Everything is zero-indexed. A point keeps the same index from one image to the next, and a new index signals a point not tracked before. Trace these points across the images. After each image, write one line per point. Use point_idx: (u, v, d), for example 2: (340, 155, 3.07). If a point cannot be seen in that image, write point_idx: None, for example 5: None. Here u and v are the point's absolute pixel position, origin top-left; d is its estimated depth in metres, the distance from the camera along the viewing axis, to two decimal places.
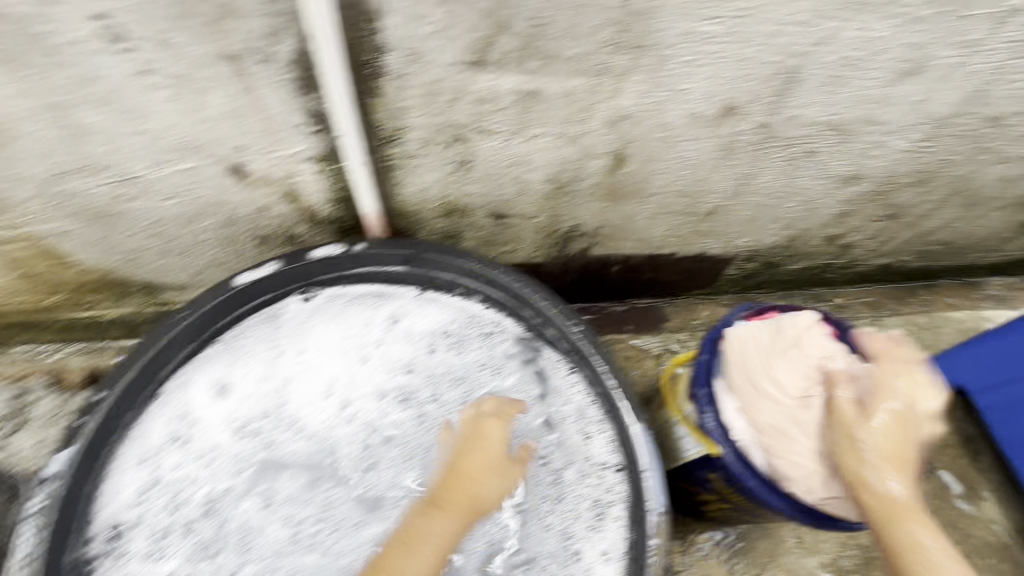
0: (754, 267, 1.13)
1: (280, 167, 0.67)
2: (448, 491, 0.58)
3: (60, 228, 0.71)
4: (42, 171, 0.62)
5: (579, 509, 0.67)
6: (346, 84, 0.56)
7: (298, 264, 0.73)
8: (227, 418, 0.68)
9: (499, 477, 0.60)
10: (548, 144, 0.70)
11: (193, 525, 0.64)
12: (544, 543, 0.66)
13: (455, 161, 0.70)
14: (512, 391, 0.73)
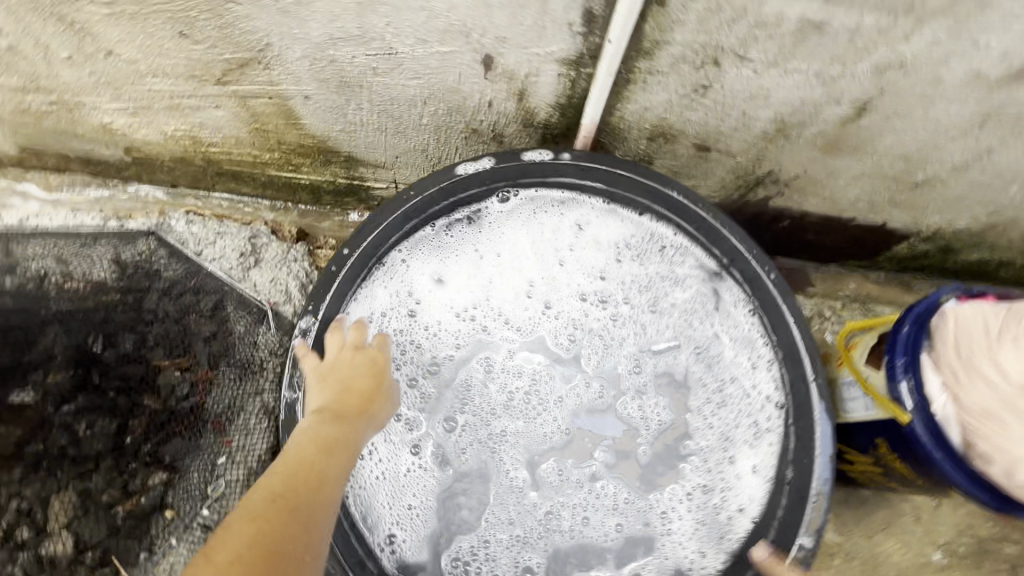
0: (927, 252, 1.05)
1: (528, 63, 0.68)
2: (342, 399, 0.64)
3: (306, 92, 0.77)
4: (321, 34, 0.66)
5: (737, 425, 0.75)
6: None
7: (507, 163, 0.74)
8: (445, 303, 0.79)
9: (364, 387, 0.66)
10: (798, 82, 0.67)
11: (418, 381, 0.76)
12: (703, 443, 0.76)
13: (695, 84, 0.69)
14: (690, 311, 0.78)
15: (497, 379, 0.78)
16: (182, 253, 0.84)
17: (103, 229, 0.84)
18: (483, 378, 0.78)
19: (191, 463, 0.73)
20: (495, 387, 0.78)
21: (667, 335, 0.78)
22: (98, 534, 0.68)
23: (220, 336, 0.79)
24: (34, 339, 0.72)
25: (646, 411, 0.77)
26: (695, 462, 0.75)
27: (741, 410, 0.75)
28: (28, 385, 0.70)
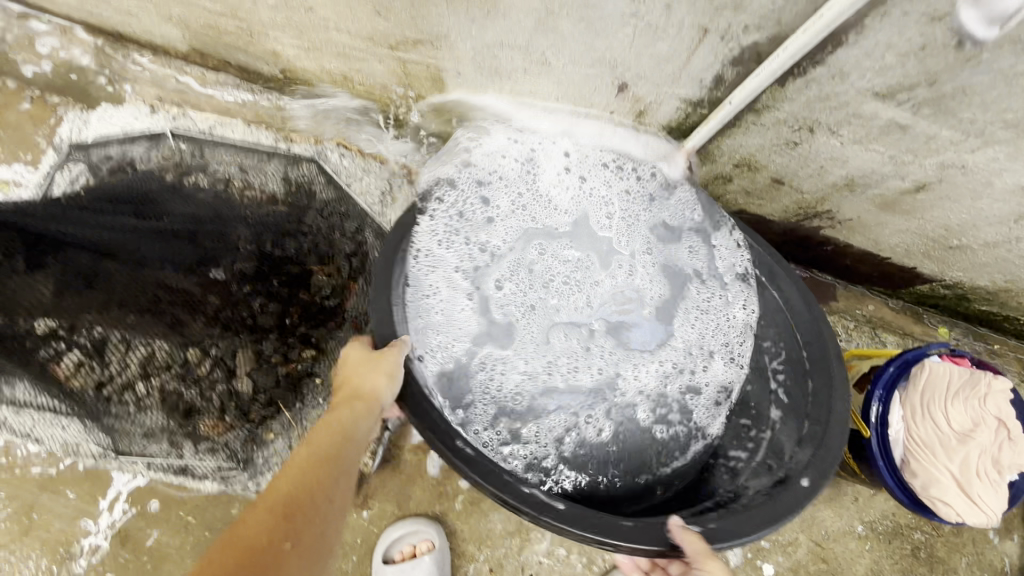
0: (944, 295, 1.21)
1: (655, 95, 0.81)
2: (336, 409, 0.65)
3: (458, 70, 0.90)
4: (492, 38, 0.79)
5: (717, 342, 0.94)
6: (764, 81, 0.67)
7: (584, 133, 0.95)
8: (507, 206, 0.97)
9: (370, 374, 0.67)
10: (874, 157, 0.79)
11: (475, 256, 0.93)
12: (686, 345, 0.95)
13: (788, 139, 0.82)
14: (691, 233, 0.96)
15: (544, 270, 0.97)
16: (336, 181, 1.00)
17: (274, 147, 0.99)
18: (536, 263, 0.97)
19: (333, 347, 0.96)
20: (541, 274, 0.96)
21: (672, 248, 0.98)
22: (267, 383, 0.94)
23: (360, 256, 1.00)
24: (228, 228, 0.93)
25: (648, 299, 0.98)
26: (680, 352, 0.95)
27: (721, 319, 0.94)
28: (222, 266, 0.92)
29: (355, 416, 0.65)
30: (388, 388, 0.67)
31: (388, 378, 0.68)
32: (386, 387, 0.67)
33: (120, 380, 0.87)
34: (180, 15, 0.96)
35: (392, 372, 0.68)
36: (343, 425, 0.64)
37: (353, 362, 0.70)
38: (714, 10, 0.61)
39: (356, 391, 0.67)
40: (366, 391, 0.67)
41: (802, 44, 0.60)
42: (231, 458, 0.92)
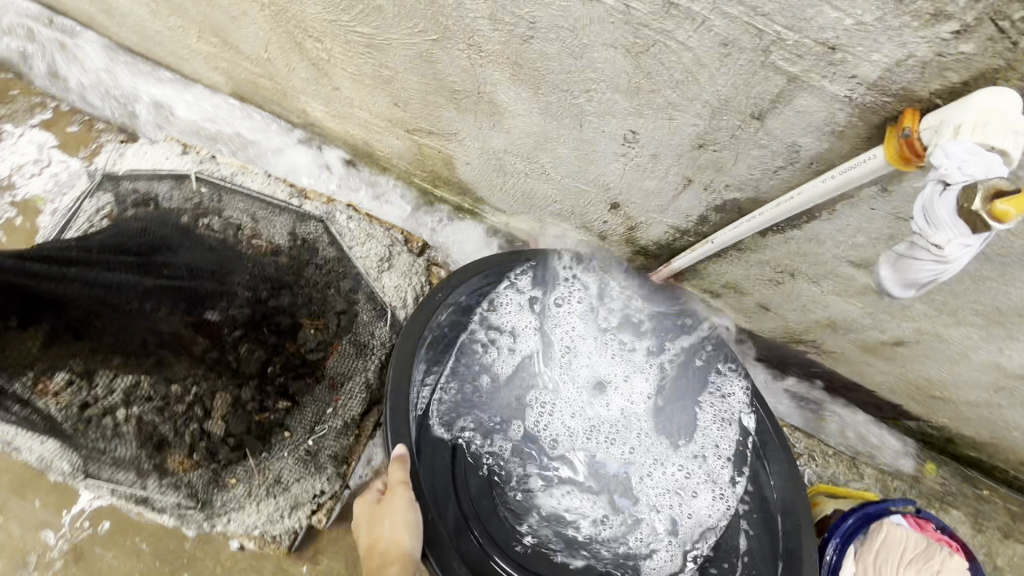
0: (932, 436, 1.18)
1: (646, 216, 0.83)
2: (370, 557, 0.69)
3: (467, 160, 0.94)
4: (497, 144, 0.83)
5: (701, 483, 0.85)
6: (737, 235, 0.70)
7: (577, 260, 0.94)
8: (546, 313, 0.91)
9: (393, 528, 0.68)
10: (854, 308, 0.80)
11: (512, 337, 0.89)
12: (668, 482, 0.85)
13: (771, 276, 0.83)
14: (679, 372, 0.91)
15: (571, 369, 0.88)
16: (339, 241, 1.07)
17: (287, 204, 1.08)
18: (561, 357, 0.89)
19: (308, 402, 1.00)
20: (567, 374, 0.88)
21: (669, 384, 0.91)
22: (238, 429, 0.96)
23: (349, 314, 1.04)
24: (229, 274, 0.95)
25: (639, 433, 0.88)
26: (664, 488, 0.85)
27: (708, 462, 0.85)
28: (215, 309, 0.92)
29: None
30: (411, 539, 0.67)
31: (404, 529, 0.68)
32: (409, 544, 0.67)
33: (102, 405, 0.91)
34: (223, 71, 1.04)
35: (407, 524, 0.68)
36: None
37: (368, 520, 0.72)
38: (697, 167, 0.64)
39: (377, 557, 0.66)
40: (390, 547, 0.67)
41: (766, 217, 0.63)
42: (191, 497, 0.95)
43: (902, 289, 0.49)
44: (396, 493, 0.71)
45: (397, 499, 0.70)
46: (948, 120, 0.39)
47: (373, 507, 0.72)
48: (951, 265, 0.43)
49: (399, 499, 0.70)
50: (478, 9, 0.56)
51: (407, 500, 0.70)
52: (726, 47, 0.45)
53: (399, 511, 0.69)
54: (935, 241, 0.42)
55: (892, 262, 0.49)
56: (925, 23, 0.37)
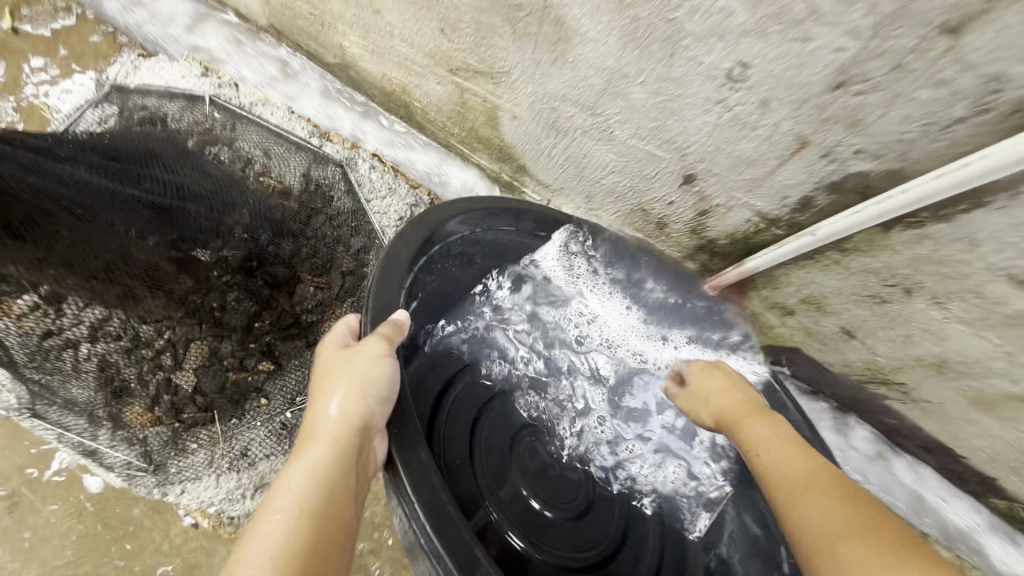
0: None
1: (723, 198, 0.68)
2: (308, 419, 0.54)
3: (514, 113, 0.81)
4: (555, 88, 0.69)
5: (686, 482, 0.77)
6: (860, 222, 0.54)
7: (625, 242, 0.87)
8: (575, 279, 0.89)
9: (351, 391, 0.53)
10: (979, 344, 0.63)
11: (547, 298, 0.88)
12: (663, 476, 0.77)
13: (873, 292, 0.66)
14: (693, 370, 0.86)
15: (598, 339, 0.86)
16: (356, 192, 0.98)
17: (305, 144, 1.00)
18: (588, 327, 0.87)
19: (293, 367, 0.88)
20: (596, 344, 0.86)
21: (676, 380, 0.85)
22: (212, 388, 0.83)
23: (355, 277, 0.93)
24: (230, 210, 0.81)
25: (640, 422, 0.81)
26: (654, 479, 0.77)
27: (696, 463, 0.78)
28: (208, 248, 0.78)
29: (329, 454, 0.50)
30: (366, 402, 0.54)
31: (358, 386, 0.54)
32: (361, 405, 0.53)
33: (65, 336, 0.76)
34: None
35: (364, 380, 0.54)
36: (316, 470, 0.49)
37: (324, 368, 0.58)
38: (825, 121, 0.48)
39: (321, 421, 0.53)
40: (339, 416, 0.52)
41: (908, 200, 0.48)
42: (144, 457, 0.82)
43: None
44: (366, 345, 0.57)
45: (366, 351, 0.56)
46: None
47: (333, 359, 0.58)
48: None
49: (365, 355, 0.56)
50: None
51: (382, 353, 0.57)
52: None
53: (358, 368, 0.55)
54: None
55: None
56: None
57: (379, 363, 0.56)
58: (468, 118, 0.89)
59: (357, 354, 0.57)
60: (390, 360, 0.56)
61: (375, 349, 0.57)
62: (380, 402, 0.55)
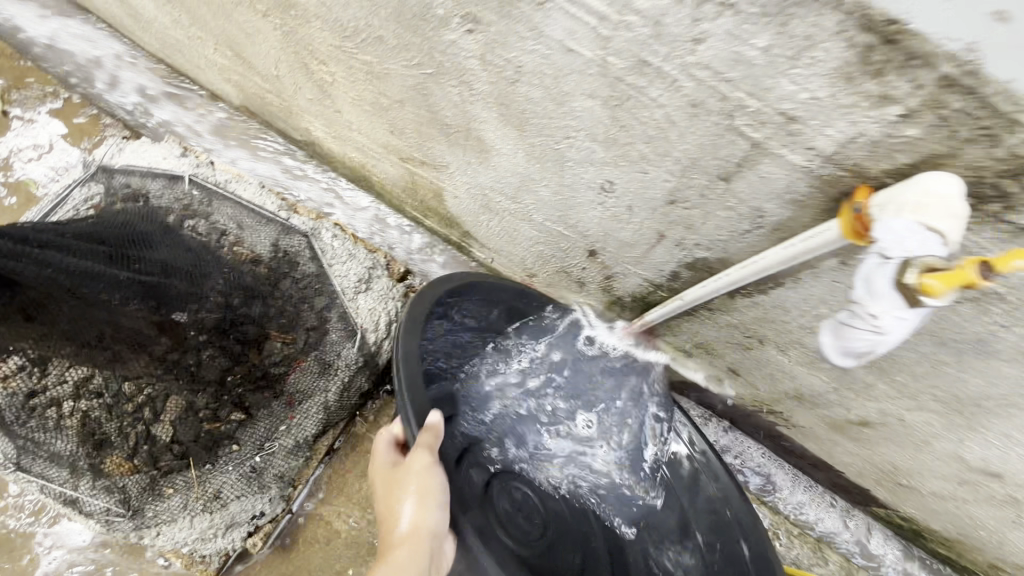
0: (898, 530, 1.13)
1: (621, 267, 0.84)
2: (387, 524, 0.68)
3: (454, 192, 0.96)
4: (484, 179, 0.84)
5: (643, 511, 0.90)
6: (705, 293, 0.70)
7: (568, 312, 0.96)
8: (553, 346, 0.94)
9: (415, 495, 0.66)
10: (819, 382, 0.79)
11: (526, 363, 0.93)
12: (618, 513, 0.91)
13: (739, 340, 0.83)
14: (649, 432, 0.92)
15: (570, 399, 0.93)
16: (320, 258, 1.09)
17: (275, 217, 1.11)
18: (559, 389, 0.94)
19: (262, 416, 0.98)
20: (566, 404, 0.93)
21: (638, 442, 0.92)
22: (187, 436, 0.92)
23: (318, 331, 1.03)
24: (205, 276, 0.91)
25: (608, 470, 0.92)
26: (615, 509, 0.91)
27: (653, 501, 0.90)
28: (186, 310, 0.86)
29: (406, 553, 0.63)
30: (431, 510, 0.66)
31: (417, 496, 0.66)
32: (427, 515, 0.65)
33: (50, 395, 0.84)
34: (238, 81, 1.08)
35: (424, 491, 0.66)
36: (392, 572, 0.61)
37: (383, 482, 0.71)
38: (672, 222, 0.64)
39: (400, 526, 0.65)
40: (412, 524, 0.65)
41: (724, 283, 0.65)
42: (122, 504, 0.90)
43: (839, 362, 0.48)
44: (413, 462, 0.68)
45: (417, 465, 0.67)
46: (892, 200, 0.38)
47: (388, 477, 0.70)
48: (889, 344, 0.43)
49: (415, 471, 0.67)
50: (471, 49, 0.57)
51: (429, 465, 0.68)
52: (695, 106, 0.46)
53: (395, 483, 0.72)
54: (875, 315, 0.41)
55: (828, 333, 0.48)
56: (879, 102, 0.37)
57: (430, 472, 0.67)
58: (418, 192, 1.04)
59: (411, 468, 0.68)
60: (437, 470, 0.68)
61: (421, 462, 0.67)
62: (434, 509, 0.66)
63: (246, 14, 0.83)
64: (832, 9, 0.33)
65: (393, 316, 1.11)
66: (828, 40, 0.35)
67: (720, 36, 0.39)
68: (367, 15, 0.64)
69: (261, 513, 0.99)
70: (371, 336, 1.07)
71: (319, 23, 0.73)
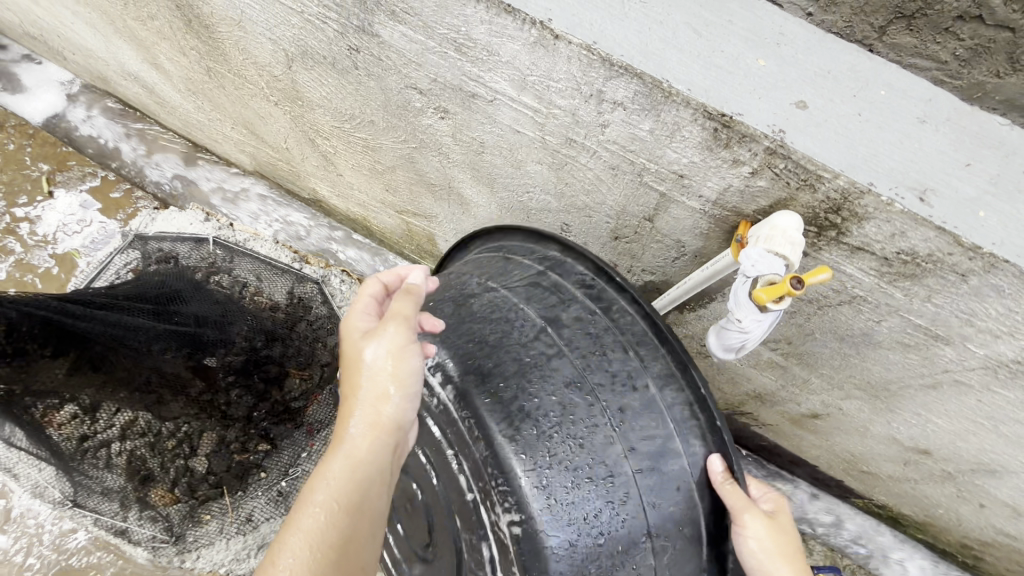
0: None
1: None
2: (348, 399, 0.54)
3: (445, 237, 1.10)
4: (467, 226, 0.98)
5: None
6: None
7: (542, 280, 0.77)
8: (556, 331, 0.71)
9: (399, 359, 0.54)
10: (769, 381, 0.91)
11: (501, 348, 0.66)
12: None
13: (698, 349, 0.94)
14: None
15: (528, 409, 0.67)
16: (330, 301, 1.22)
17: (290, 267, 1.24)
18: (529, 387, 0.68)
19: (285, 445, 1.10)
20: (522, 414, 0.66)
21: None
22: (220, 467, 1.04)
23: (332, 367, 1.15)
24: (229, 323, 1.03)
25: None
26: None
27: None
28: (215, 355, 0.99)
29: (367, 446, 0.52)
30: (398, 404, 0.54)
31: (387, 381, 0.54)
32: (392, 405, 0.54)
33: (99, 438, 0.96)
34: (255, 152, 1.25)
35: (393, 372, 0.54)
36: (353, 461, 0.51)
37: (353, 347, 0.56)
38: (620, 254, 0.78)
39: (366, 407, 0.53)
40: (370, 414, 0.53)
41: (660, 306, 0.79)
42: (167, 530, 1.02)
43: (722, 353, 0.59)
44: (387, 332, 0.55)
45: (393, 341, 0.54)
46: (755, 234, 0.51)
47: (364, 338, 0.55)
48: (753, 337, 0.55)
49: (391, 349, 0.54)
50: (444, 130, 0.72)
51: (406, 343, 0.55)
52: (613, 169, 0.60)
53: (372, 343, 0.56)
54: (739, 320, 0.53)
55: (715, 331, 0.59)
56: (733, 164, 0.51)
57: (408, 352, 0.55)
58: (414, 238, 1.19)
59: (384, 345, 0.54)
60: (415, 351, 0.55)
61: (397, 341, 0.54)
62: (405, 398, 0.55)
63: (260, 103, 0.99)
64: (686, 106, 0.48)
65: None
66: (689, 125, 0.49)
67: (618, 123, 0.53)
68: (360, 106, 0.79)
69: None
70: None
71: (321, 110, 0.88)
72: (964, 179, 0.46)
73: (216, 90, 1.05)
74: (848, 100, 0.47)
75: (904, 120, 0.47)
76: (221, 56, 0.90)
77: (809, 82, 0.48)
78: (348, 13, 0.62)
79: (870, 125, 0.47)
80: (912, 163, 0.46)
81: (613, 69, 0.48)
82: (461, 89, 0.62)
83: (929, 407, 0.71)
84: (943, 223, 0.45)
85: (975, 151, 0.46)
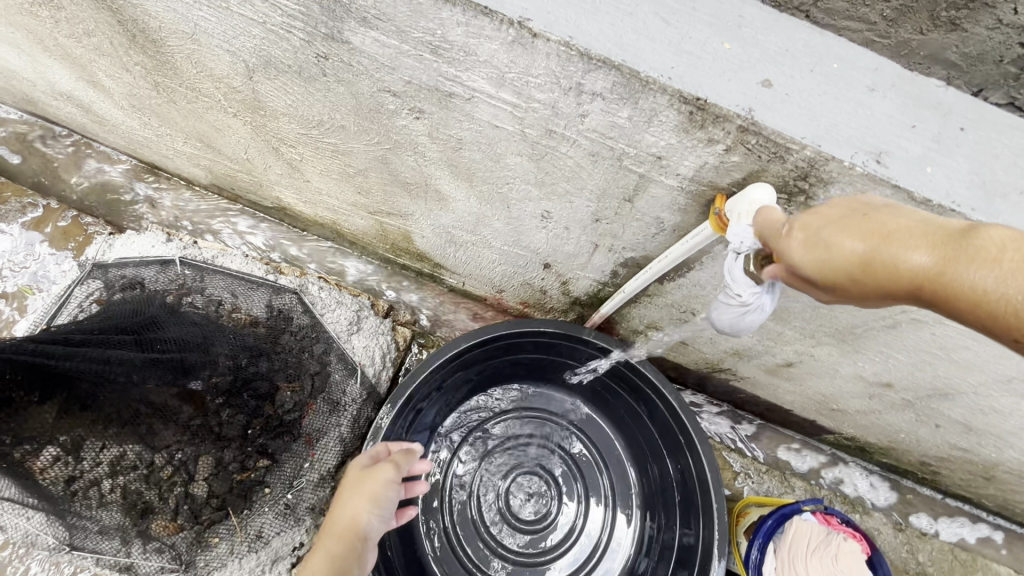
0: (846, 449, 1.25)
1: (573, 272, 1.00)
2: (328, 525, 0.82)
3: (423, 234, 1.10)
4: (447, 221, 0.99)
5: (613, 459, 1.19)
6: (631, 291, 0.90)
7: (463, 358, 1.05)
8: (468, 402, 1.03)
9: (369, 490, 0.82)
10: (745, 338, 0.97)
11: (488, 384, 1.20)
12: (584, 457, 1.19)
13: (677, 317, 1.00)
14: (588, 415, 1.22)
15: (521, 398, 1.22)
16: (312, 309, 1.19)
17: (264, 280, 1.21)
18: (513, 391, 1.22)
19: (286, 458, 1.08)
20: (518, 401, 1.22)
21: (589, 422, 1.21)
22: (221, 489, 1.02)
23: (322, 375, 1.13)
24: (211, 345, 1.00)
25: (568, 438, 1.20)
26: (588, 463, 1.19)
27: (611, 449, 1.20)
28: (200, 378, 0.97)
29: (340, 549, 0.78)
30: (371, 519, 0.82)
31: (369, 503, 0.82)
32: (369, 518, 0.81)
33: (88, 477, 0.88)
34: (214, 168, 1.21)
35: (373, 497, 0.82)
36: (330, 563, 0.76)
37: (348, 481, 0.85)
38: (601, 234, 0.81)
39: (344, 523, 0.81)
40: (349, 522, 0.80)
41: (639, 283, 0.85)
42: (175, 560, 1.00)
43: (732, 330, 0.64)
44: (381, 470, 0.84)
45: (380, 475, 0.83)
46: (736, 209, 0.56)
47: (354, 477, 0.84)
48: (755, 310, 0.60)
49: (379, 479, 0.83)
50: (420, 130, 0.73)
51: (389, 478, 0.84)
52: (594, 155, 0.63)
53: (353, 476, 0.85)
54: (739, 294, 0.59)
55: (716, 310, 0.64)
56: (708, 143, 0.54)
57: (387, 486, 0.83)
58: (389, 237, 1.19)
59: (376, 475, 0.84)
60: (394, 486, 0.84)
61: (386, 475, 0.83)
62: (374, 517, 0.82)
63: (216, 115, 0.96)
64: (662, 93, 0.51)
65: (386, 349, 1.24)
66: (666, 110, 0.52)
67: (598, 112, 0.56)
68: (330, 112, 0.78)
69: (300, 544, 1.10)
70: (370, 370, 1.20)
71: (285, 119, 0.86)
72: (911, 140, 0.51)
73: (167, 105, 1.01)
74: (806, 74, 0.52)
75: (855, 90, 0.52)
76: (171, 69, 0.87)
77: (770, 60, 0.52)
78: (314, 22, 0.61)
79: (828, 97, 0.51)
80: (869, 129, 0.51)
81: (592, 62, 0.50)
82: (437, 89, 0.63)
83: (890, 342, 0.80)
84: (901, 181, 0.50)
85: (916, 114, 0.52)
